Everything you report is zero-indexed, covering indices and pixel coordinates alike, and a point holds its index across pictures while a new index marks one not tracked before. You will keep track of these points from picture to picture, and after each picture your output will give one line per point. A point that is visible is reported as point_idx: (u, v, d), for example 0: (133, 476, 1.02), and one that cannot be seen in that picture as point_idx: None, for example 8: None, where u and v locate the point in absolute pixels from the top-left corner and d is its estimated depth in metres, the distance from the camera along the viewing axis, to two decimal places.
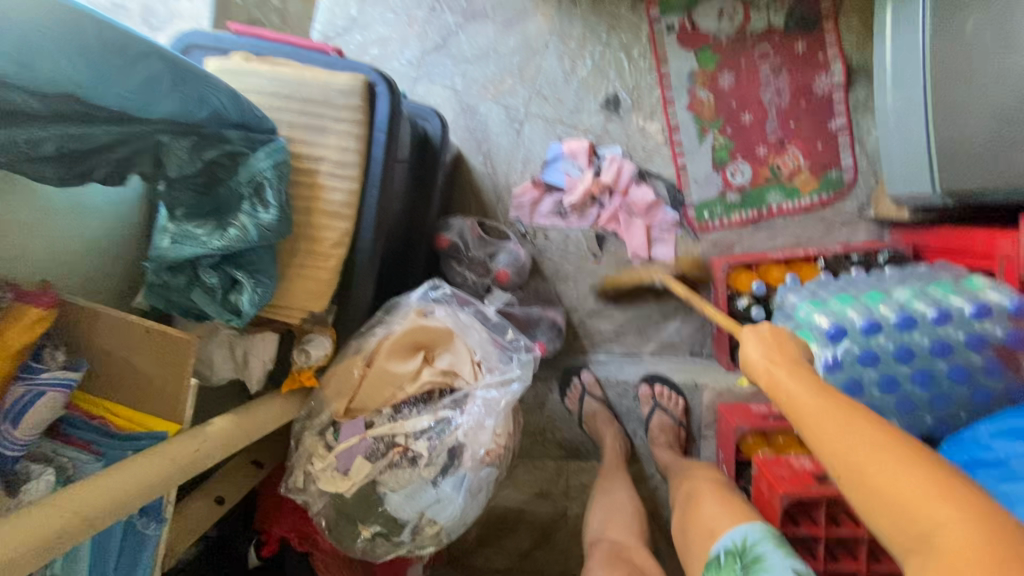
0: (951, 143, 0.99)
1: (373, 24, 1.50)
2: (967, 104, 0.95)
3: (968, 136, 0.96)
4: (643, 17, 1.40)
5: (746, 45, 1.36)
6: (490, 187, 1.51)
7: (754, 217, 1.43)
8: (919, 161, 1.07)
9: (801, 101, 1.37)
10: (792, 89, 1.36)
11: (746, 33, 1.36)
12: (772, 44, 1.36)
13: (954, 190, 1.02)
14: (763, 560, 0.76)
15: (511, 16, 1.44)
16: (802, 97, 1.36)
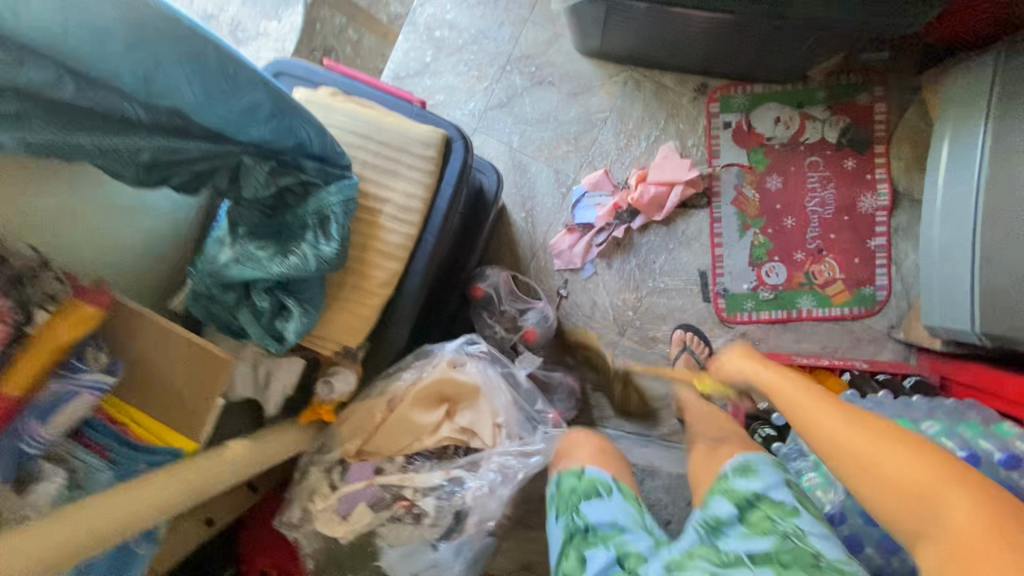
0: (995, 288, 1.00)
1: (443, 72, 1.56)
2: (1017, 256, 0.96)
3: (1015, 286, 0.97)
4: (702, 110, 1.45)
5: (798, 152, 1.41)
6: (528, 242, 1.53)
7: (783, 318, 1.43)
8: (961, 298, 1.08)
9: (845, 216, 1.39)
10: (836, 202, 1.40)
11: (799, 141, 1.40)
12: (822, 156, 1.40)
13: (996, 333, 1.02)
14: (753, 467, 0.78)
15: (577, 88, 1.50)
16: (846, 212, 1.39)
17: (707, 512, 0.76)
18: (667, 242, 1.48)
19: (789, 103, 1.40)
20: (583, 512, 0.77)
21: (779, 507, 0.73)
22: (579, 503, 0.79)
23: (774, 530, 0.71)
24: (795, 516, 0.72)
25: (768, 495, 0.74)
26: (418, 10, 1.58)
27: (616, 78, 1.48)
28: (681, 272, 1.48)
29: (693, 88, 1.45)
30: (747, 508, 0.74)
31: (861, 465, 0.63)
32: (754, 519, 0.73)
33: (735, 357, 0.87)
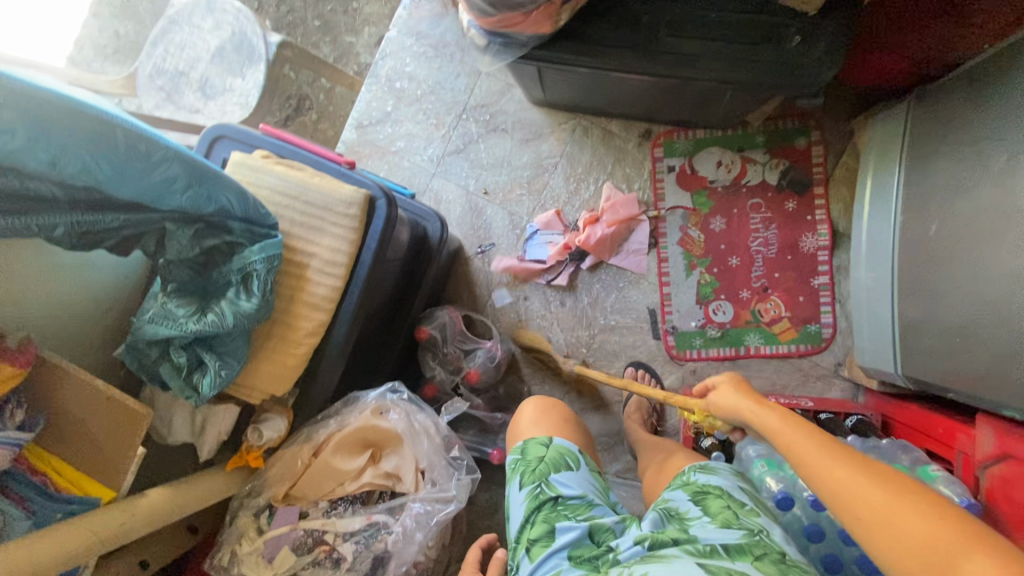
0: (910, 333, 1.05)
1: (404, 120, 1.65)
2: (923, 304, 1.00)
3: (924, 332, 1.01)
4: (647, 155, 1.51)
5: (740, 195, 1.46)
6: (485, 281, 1.59)
7: (731, 355, 1.47)
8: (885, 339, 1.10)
9: (786, 255, 1.44)
10: (778, 242, 1.44)
11: (741, 184, 1.46)
12: (764, 198, 1.45)
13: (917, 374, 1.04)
14: (712, 467, 0.94)
15: (528, 135, 1.58)
16: (788, 251, 1.44)
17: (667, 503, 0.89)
18: (618, 280, 1.53)
19: (728, 148, 1.47)
20: (554, 485, 0.93)
21: (739, 502, 0.85)
22: (550, 474, 0.96)
23: (734, 515, 0.82)
24: (753, 514, 0.82)
25: (726, 491, 0.87)
26: (381, 63, 1.68)
27: (565, 125, 1.56)
28: (631, 309, 1.52)
29: (638, 135, 1.52)
30: (708, 498, 0.86)
31: (875, 516, 0.60)
32: (715, 508, 0.84)
33: (725, 389, 0.87)
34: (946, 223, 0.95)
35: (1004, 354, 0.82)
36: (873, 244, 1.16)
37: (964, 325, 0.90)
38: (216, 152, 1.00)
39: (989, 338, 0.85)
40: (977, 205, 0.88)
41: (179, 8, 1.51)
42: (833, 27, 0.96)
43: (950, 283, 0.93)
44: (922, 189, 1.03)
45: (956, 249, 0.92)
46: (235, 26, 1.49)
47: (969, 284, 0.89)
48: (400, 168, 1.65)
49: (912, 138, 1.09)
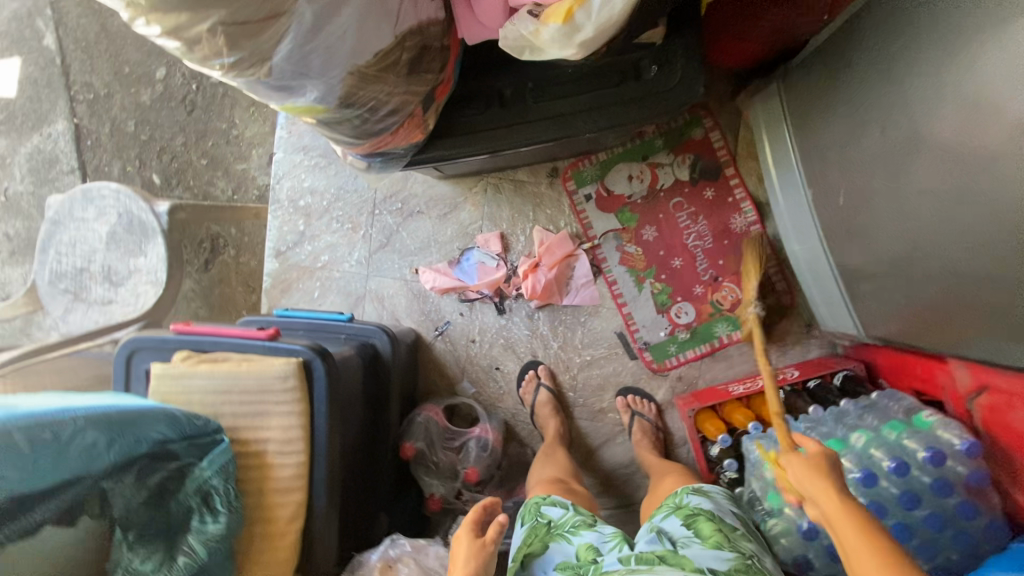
0: (864, 292, 1.09)
1: (320, 234, 1.62)
2: (865, 264, 1.04)
3: (873, 291, 1.05)
4: (561, 191, 1.53)
5: (660, 199, 1.49)
6: (453, 362, 1.57)
7: (707, 351, 1.48)
8: None
9: (723, 240, 1.46)
10: (711, 231, 1.47)
11: (657, 189, 1.48)
12: (683, 195, 1.48)
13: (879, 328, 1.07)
14: (707, 491, 1.01)
15: (445, 209, 1.57)
16: (724, 236, 1.46)
17: (661, 526, 0.94)
18: (578, 316, 1.53)
19: (634, 160, 1.49)
20: (546, 512, 1.04)
21: (730, 526, 0.91)
22: (541, 506, 1.06)
23: (727, 537, 0.88)
24: (744, 541, 0.88)
25: (718, 517, 0.92)
26: (278, 187, 1.64)
27: (476, 189, 1.56)
28: (601, 340, 1.53)
29: (547, 175, 1.53)
30: (703, 523, 0.91)
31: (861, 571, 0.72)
32: (707, 530, 0.89)
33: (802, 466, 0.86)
34: (858, 188, 0.98)
35: (957, 299, 0.85)
36: (802, 218, 1.20)
37: (909, 278, 0.93)
38: (135, 366, 0.95)
39: (937, 287, 0.88)
40: (882, 166, 0.92)
41: (57, 209, 1.46)
42: (683, 48, 0.97)
43: (884, 244, 0.97)
44: (826, 160, 1.06)
45: (877, 212, 0.95)
46: (118, 207, 1.43)
47: (902, 242, 0.92)
48: (332, 281, 1.62)
49: (801, 112, 1.13)
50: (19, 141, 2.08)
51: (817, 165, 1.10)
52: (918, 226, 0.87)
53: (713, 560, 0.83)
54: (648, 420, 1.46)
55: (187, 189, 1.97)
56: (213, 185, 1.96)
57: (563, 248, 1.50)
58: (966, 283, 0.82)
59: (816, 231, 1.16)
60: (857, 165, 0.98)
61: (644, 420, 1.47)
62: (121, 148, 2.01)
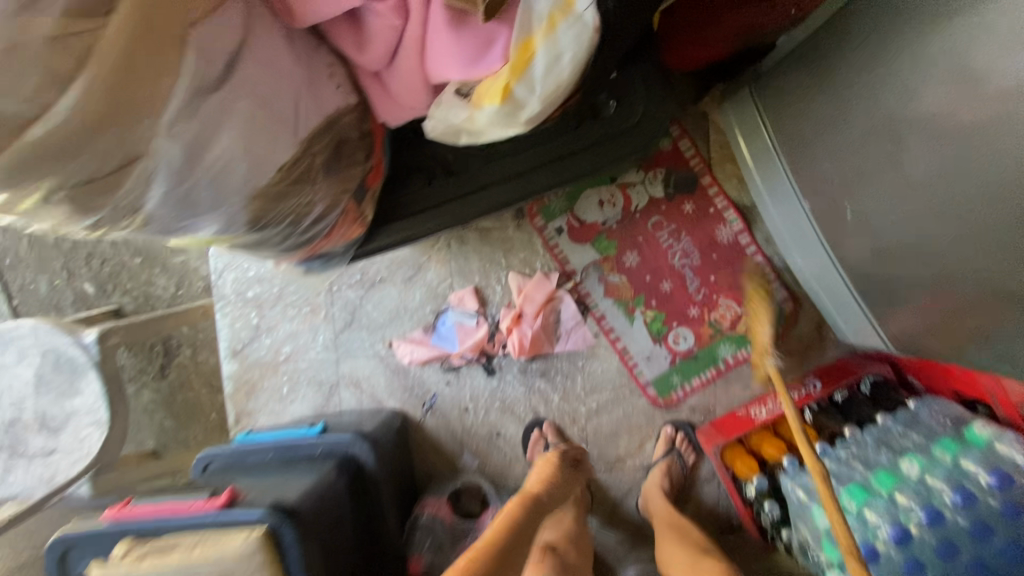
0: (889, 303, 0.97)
1: (277, 324, 1.46)
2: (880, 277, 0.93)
3: (900, 303, 0.93)
4: (531, 230, 1.39)
5: (638, 221, 1.36)
6: (450, 436, 1.43)
7: (714, 376, 1.37)
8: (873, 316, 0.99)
9: (711, 254, 1.35)
10: (697, 247, 1.35)
11: (632, 212, 1.36)
12: (661, 213, 1.35)
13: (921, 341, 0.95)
14: None
15: (409, 272, 1.42)
16: (711, 250, 1.35)
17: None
18: (575, 361, 1.40)
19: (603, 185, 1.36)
20: None
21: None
22: None
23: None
24: None
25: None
26: (220, 281, 1.47)
27: (438, 245, 1.41)
28: (604, 383, 1.40)
29: (512, 216, 1.39)
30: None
31: None
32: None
33: None
34: (862, 199, 0.87)
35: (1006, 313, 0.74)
36: (802, 228, 1.08)
37: (939, 293, 0.82)
38: (71, 568, 0.81)
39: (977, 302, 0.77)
40: (888, 175, 0.80)
41: None
42: (642, 75, 0.84)
43: (899, 256, 0.86)
44: (820, 167, 0.94)
45: (888, 224, 0.84)
46: (41, 346, 1.26)
47: (928, 255, 0.81)
48: (300, 373, 1.46)
49: (783, 115, 1.01)
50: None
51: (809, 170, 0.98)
52: (945, 238, 0.76)
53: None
54: (682, 465, 1.36)
55: (125, 292, 1.79)
56: (152, 283, 1.78)
57: (544, 294, 1.36)
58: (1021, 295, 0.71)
59: (821, 242, 1.04)
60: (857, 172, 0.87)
61: (677, 461, 1.36)
62: (43, 261, 1.81)
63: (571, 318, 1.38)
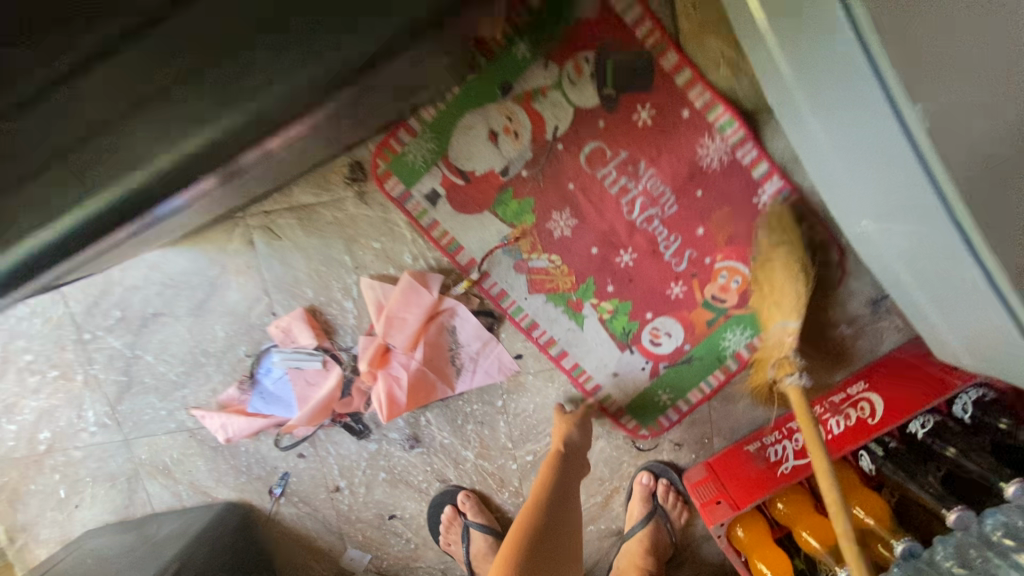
0: None
1: (17, 401, 0.92)
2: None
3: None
4: (383, 201, 0.80)
5: (562, 157, 0.78)
6: (322, 528, 0.94)
7: (721, 385, 0.86)
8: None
9: (692, 193, 0.79)
10: (669, 184, 0.79)
11: (549, 141, 0.78)
12: (601, 134, 0.77)
13: None
14: None
15: (197, 298, 0.85)
16: (692, 185, 0.78)
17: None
18: (491, 400, 0.89)
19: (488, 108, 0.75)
20: None
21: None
22: None
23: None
24: None
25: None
26: None
27: (233, 246, 0.83)
28: (541, 425, 0.90)
29: (346, 181, 0.80)
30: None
31: None
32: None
33: None
34: None
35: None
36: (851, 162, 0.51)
37: None
38: None
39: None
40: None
41: None
42: None
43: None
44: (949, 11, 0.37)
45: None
46: None
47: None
48: (78, 468, 0.94)
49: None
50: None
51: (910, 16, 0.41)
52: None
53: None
54: (670, 529, 0.91)
55: None
56: None
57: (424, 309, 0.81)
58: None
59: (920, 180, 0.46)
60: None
61: (663, 526, 0.90)
62: None
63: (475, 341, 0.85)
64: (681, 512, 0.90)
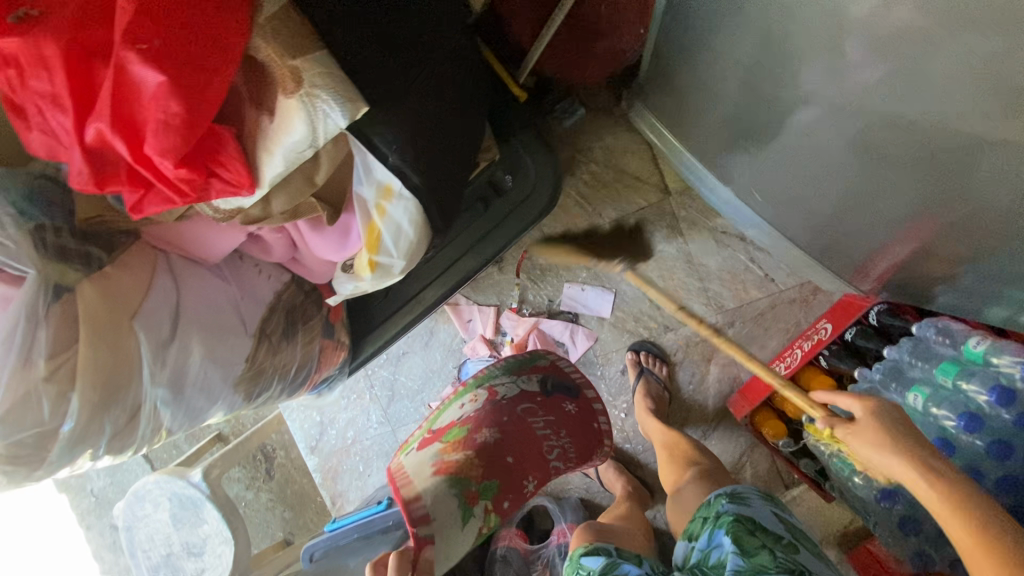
0: (850, 228, 0.98)
1: (337, 415, 1.67)
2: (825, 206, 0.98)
3: (856, 224, 0.96)
4: (513, 269, 1.49)
5: (506, 413, 1.12)
6: None
7: (800, 361, 1.23)
8: (863, 242, 0.98)
9: (515, 466, 1.10)
10: (506, 443, 1.10)
11: (499, 400, 1.13)
12: (536, 401, 1.16)
13: (907, 253, 0.94)
14: (745, 496, 1.02)
15: (424, 340, 1.58)
16: (515, 472, 1.10)
17: (711, 553, 0.94)
18: (594, 371, 1.48)
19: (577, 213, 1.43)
20: (583, 565, 1.01)
21: (774, 536, 0.93)
22: (578, 560, 1.03)
23: (766, 550, 0.90)
24: (790, 550, 0.91)
25: (760, 528, 0.94)
26: None
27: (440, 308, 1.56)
28: (625, 382, 1.46)
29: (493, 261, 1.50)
30: (750, 535, 0.93)
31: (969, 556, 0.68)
32: (752, 549, 0.90)
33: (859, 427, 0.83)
34: (784, 139, 0.93)
35: (960, 213, 0.79)
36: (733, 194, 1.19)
37: (894, 193, 0.84)
38: None
39: (916, 202, 0.82)
40: (796, 133, 0.90)
41: (124, 515, 1.60)
42: (522, 143, 0.93)
43: (812, 174, 0.94)
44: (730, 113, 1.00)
45: (805, 170, 0.94)
46: (166, 492, 1.55)
47: (849, 175, 0.88)
48: (369, 450, 1.65)
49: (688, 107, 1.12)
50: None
51: (728, 134, 1.04)
52: (861, 163, 0.84)
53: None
54: (657, 379, 1.39)
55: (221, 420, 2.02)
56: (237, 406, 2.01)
57: (512, 434, 1.11)
58: (961, 194, 0.76)
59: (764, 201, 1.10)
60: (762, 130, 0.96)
61: (652, 378, 1.39)
62: None
63: (565, 330, 1.46)
64: (659, 366, 1.40)
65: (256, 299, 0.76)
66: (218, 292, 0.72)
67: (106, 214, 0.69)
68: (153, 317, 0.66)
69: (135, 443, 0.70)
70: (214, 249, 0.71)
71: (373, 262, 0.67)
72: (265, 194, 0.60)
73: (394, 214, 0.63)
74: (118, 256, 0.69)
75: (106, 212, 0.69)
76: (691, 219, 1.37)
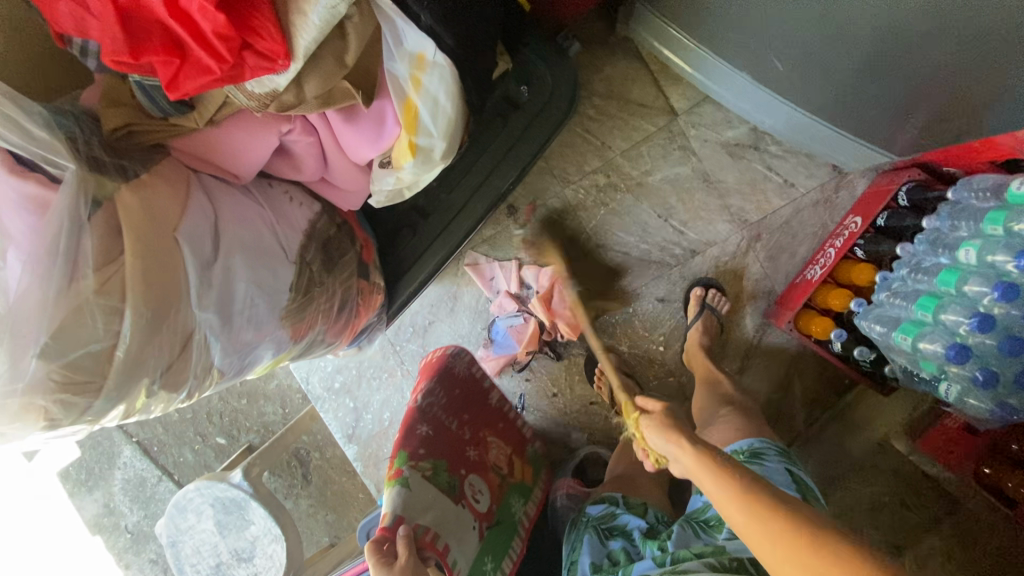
0: (870, 98, 0.98)
1: (370, 398, 1.64)
2: (844, 79, 0.97)
3: (880, 90, 0.95)
4: (528, 219, 1.46)
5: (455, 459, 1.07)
6: (552, 424, 1.49)
7: (837, 253, 1.18)
8: (891, 105, 0.97)
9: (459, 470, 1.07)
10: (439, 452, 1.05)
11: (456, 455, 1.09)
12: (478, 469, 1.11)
13: (934, 109, 0.93)
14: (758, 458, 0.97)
15: (449, 307, 1.55)
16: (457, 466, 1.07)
17: (711, 504, 0.91)
18: (625, 308, 1.44)
19: (586, 150, 1.42)
20: (588, 512, 1.02)
21: None
22: (587, 509, 1.03)
23: None
24: None
25: None
26: (310, 386, 1.66)
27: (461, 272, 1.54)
28: (658, 315, 1.43)
29: (507, 213, 1.47)
30: None
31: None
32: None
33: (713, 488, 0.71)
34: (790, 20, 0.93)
35: (983, 52, 0.79)
36: (752, 89, 1.14)
37: (909, 45, 0.84)
38: None
39: (937, 50, 0.82)
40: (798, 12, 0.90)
41: (166, 531, 1.54)
42: (534, 52, 0.96)
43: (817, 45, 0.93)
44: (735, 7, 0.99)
45: (805, 52, 0.96)
46: (207, 499, 1.51)
47: (862, 41, 0.88)
48: None
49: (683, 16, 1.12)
50: (87, 495, 1.95)
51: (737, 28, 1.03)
52: (874, 26, 0.84)
53: (747, 550, 0.77)
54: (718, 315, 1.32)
55: (248, 430, 1.93)
56: (264, 412, 1.93)
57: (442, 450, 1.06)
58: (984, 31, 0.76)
59: (781, 83, 1.07)
60: (772, 18, 0.95)
61: (712, 315, 1.32)
62: (178, 434, 1.94)
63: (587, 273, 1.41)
64: (723, 304, 1.33)
65: (291, 227, 0.79)
66: (254, 215, 0.75)
67: (134, 123, 0.69)
68: (196, 231, 0.68)
69: (188, 383, 0.71)
70: (252, 151, 0.74)
71: (414, 145, 0.75)
72: (300, 67, 0.63)
73: (428, 85, 0.71)
74: (154, 168, 0.69)
75: (134, 121, 0.69)
76: (702, 137, 1.36)
